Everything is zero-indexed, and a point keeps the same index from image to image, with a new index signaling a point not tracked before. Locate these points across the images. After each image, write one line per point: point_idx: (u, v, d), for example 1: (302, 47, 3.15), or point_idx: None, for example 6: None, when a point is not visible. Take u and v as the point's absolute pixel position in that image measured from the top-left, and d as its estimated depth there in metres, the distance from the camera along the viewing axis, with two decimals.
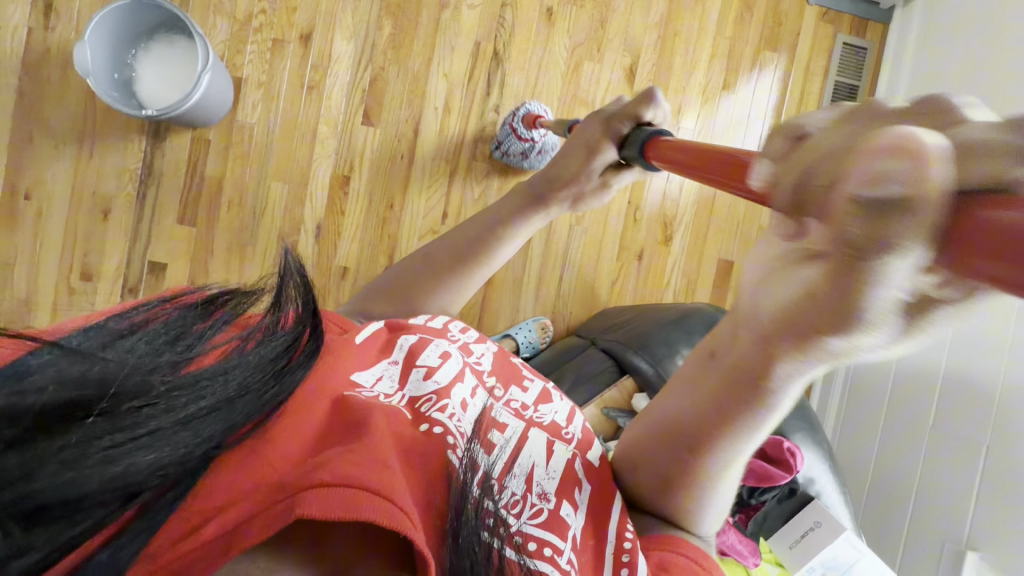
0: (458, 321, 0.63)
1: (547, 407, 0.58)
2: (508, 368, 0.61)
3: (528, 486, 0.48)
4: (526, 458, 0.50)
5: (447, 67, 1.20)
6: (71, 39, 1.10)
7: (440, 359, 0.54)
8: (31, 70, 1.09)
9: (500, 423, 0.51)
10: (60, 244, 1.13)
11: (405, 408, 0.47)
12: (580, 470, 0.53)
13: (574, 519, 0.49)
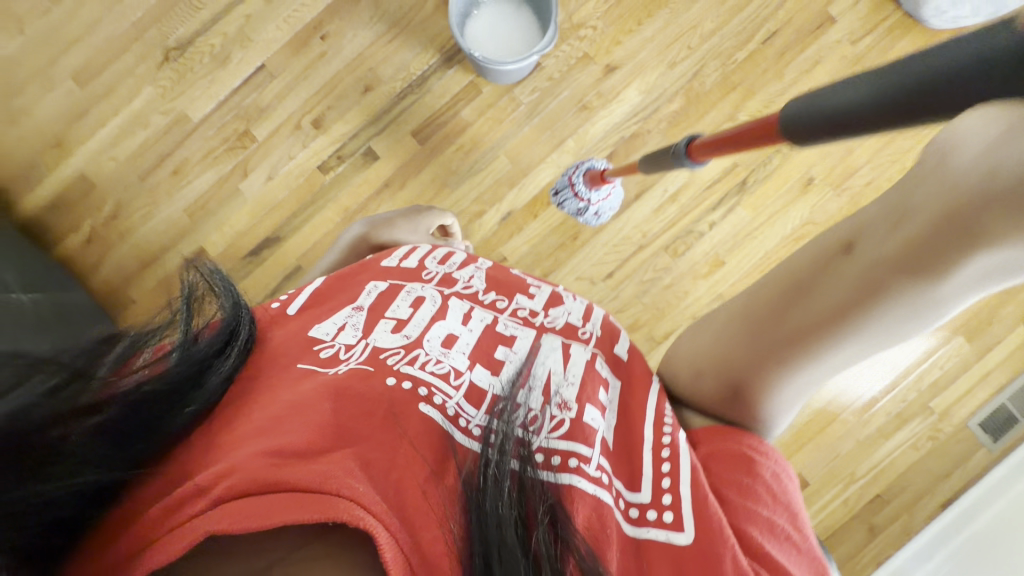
0: (439, 255, 0.82)
1: (559, 311, 0.71)
2: (507, 283, 0.76)
3: (546, 394, 0.60)
4: (543, 371, 0.61)
5: (699, 165, 1.25)
6: None
7: (410, 309, 0.69)
8: None
9: (505, 335, 0.67)
10: (318, 87, 1.23)
11: (365, 363, 0.60)
12: (605, 371, 0.64)
13: (598, 421, 0.59)
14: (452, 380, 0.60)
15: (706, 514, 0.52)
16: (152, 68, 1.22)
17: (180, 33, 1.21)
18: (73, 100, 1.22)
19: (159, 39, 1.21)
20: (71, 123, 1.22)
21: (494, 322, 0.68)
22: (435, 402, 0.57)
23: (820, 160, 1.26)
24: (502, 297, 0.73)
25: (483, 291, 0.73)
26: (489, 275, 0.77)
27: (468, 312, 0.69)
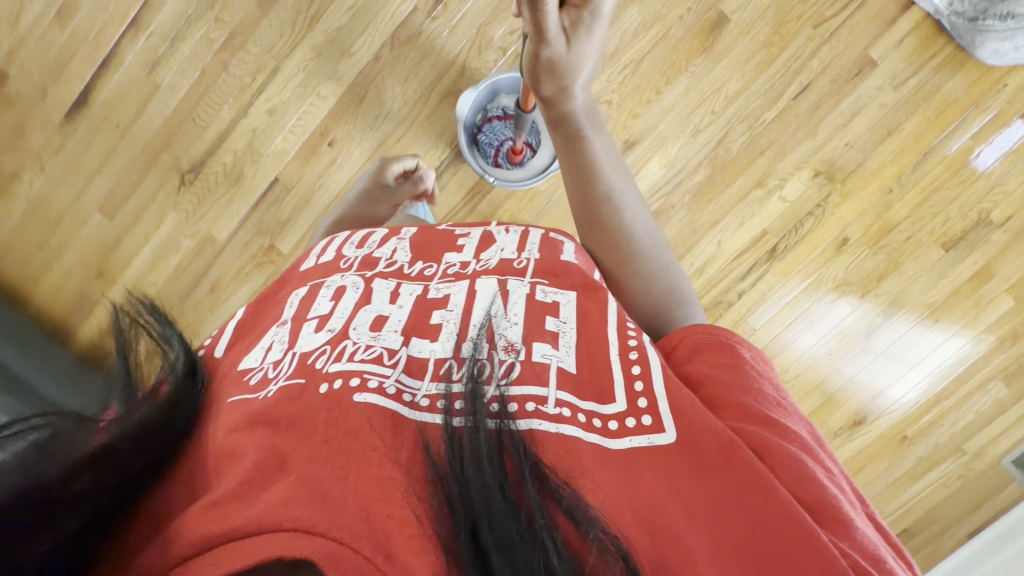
0: (357, 242, 0.73)
1: (492, 252, 0.66)
2: (436, 242, 0.70)
3: (496, 343, 0.52)
4: (483, 314, 0.56)
5: (726, 236, 1.22)
6: (443, 35, 1.14)
7: (330, 305, 0.60)
8: (397, 43, 1.14)
9: (438, 298, 0.60)
10: (334, 195, 1.22)
11: (296, 374, 0.51)
12: (543, 294, 0.59)
13: (554, 353, 0.53)
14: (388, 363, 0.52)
15: (683, 409, 0.47)
16: (171, 192, 1.23)
17: (192, 154, 1.21)
18: (104, 231, 1.25)
19: (173, 163, 1.21)
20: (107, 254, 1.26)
21: (426, 292, 0.61)
22: (371, 388, 0.49)
23: (857, 218, 1.20)
24: (430, 264, 0.66)
25: (409, 263, 0.67)
26: (414, 240, 0.71)
27: (394, 289, 0.62)
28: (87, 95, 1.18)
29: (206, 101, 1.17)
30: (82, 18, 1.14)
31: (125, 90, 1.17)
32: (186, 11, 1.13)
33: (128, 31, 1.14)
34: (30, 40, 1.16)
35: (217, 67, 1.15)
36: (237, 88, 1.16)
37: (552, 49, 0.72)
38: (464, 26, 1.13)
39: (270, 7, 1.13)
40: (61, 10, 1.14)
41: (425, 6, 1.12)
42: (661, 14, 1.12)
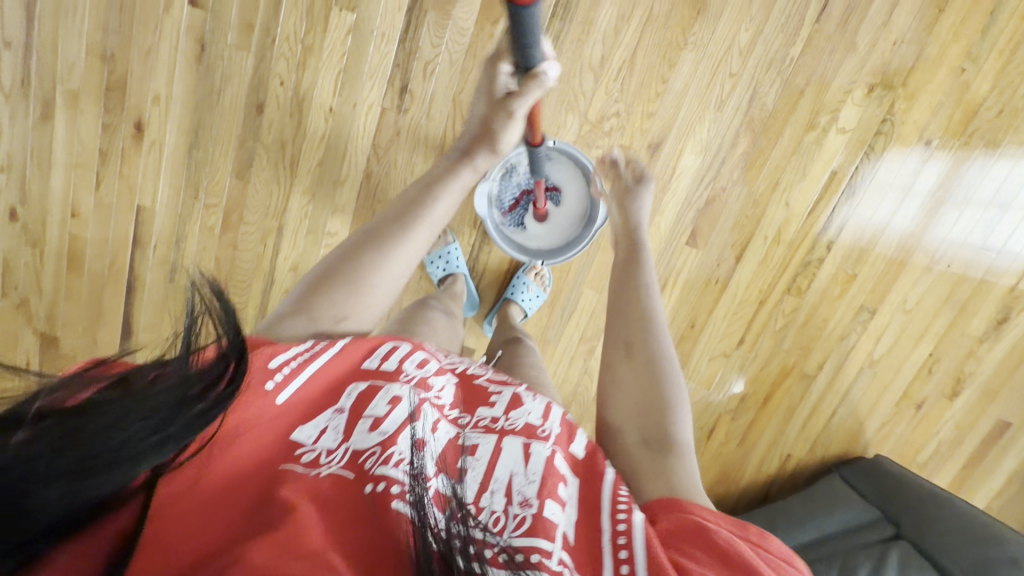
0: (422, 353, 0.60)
1: (519, 411, 0.54)
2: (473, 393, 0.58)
3: (506, 497, 0.45)
4: (502, 471, 0.47)
5: (793, 194, 1.10)
6: (423, 123, 1.05)
7: (389, 407, 0.50)
8: (381, 150, 1.07)
9: (464, 445, 0.50)
10: None
11: (346, 468, 0.44)
12: (562, 465, 0.49)
13: (561, 518, 0.44)
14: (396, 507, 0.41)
15: None
16: None
17: None
18: None
19: None
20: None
21: (454, 438, 0.51)
22: (396, 495, 0.42)
23: (933, 115, 1.04)
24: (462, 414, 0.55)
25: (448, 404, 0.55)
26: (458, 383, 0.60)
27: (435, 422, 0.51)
28: (129, 325, 1.18)
29: (232, 284, 1.15)
30: (92, 258, 1.14)
31: (158, 305, 1.17)
32: (176, 210, 1.10)
33: (135, 251, 1.13)
34: (58, 297, 1.17)
35: (227, 249, 1.13)
36: (254, 260, 1.13)
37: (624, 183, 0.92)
38: (440, 105, 1.04)
39: (248, 172, 1.08)
40: (71, 260, 1.14)
41: (393, 103, 1.04)
42: None
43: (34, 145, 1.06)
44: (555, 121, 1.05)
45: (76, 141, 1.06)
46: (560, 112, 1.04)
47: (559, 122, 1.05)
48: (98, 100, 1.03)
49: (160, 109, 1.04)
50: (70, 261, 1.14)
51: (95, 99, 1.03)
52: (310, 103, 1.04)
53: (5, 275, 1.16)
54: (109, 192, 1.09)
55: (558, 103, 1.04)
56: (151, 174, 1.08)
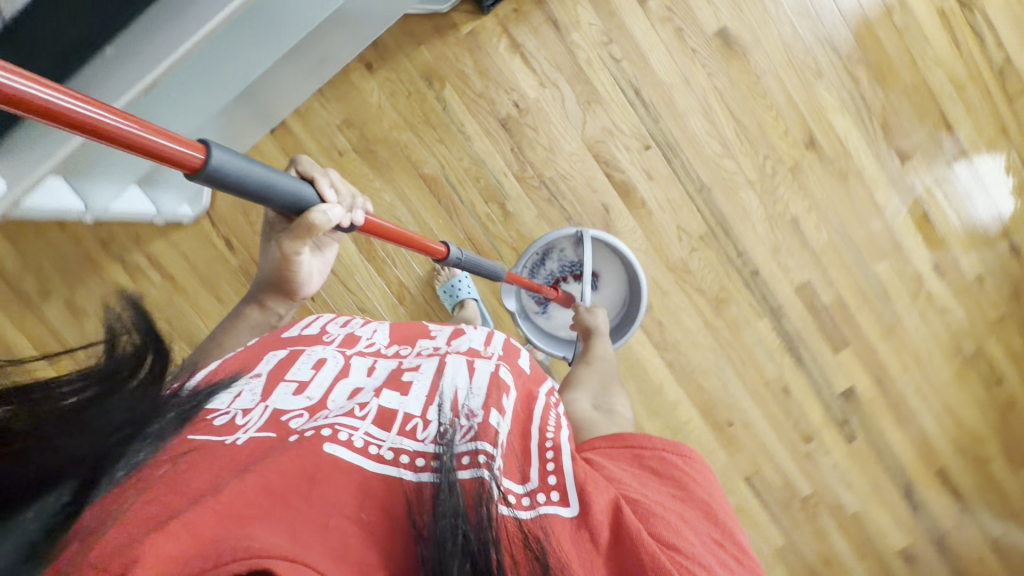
0: (343, 321, 0.70)
1: (462, 343, 0.61)
2: (411, 331, 0.67)
3: (454, 407, 0.45)
4: (447, 386, 0.48)
5: (933, 54, 1.20)
6: (667, 298, 1.21)
7: (312, 370, 0.53)
8: (662, 343, 1.22)
9: (409, 368, 0.53)
10: (777, 433, 1.26)
11: (265, 430, 0.42)
12: (507, 378, 0.51)
13: (504, 424, 0.45)
14: (395, 424, 0.44)
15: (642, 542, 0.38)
16: None
17: None
18: None
19: None
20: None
21: (397, 367, 0.55)
22: (343, 439, 0.40)
23: None
24: (405, 346, 0.63)
25: (384, 346, 0.64)
26: (396, 330, 0.68)
27: (371, 365, 0.56)
28: None
29: None
30: None
31: None
32: None
33: None
34: None
35: None
36: None
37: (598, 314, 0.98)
38: (663, 279, 1.20)
39: None
40: None
41: None
42: (702, 92, 1.16)
43: None
44: (736, 204, 1.19)
45: None
46: (734, 195, 1.19)
47: (739, 202, 1.19)
48: None
49: None
50: None
51: None
52: None
53: None
54: None
55: (727, 193, 1.19)
56: None
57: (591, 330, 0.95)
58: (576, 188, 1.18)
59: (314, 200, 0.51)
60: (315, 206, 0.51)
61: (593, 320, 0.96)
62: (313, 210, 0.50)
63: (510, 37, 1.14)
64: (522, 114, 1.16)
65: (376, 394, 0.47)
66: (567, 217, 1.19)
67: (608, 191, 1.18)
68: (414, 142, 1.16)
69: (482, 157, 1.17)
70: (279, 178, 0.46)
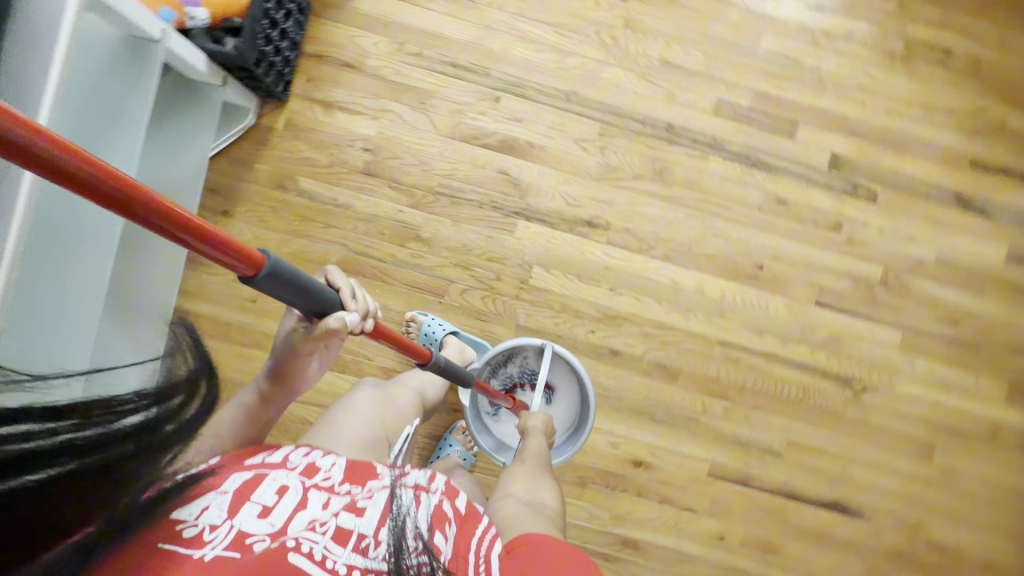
0: (301, 447, 0.62)
1: (411, 471, 0.64)
2: (361, 468, 0.61)
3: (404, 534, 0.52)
4: (399, 518, 0.54)
5: None
6: (616, 205, 1.15)
7: (276, 496, 0.51)
8: (643, 245, 1.15)
9: (355, 505, 0.53)
10: (804, 243, 1.16)
11: (229, 550, 0.45)
12: (449, 509, 0.61)
13: (445, 544, 0.56)
14: (351, 540, 0.50)
15: None
16: (888, 392, 1.17)
17: (832, 391, 1.16)
18: (958, 440, 1.17)
19: (848, 405, 1.16)
20: (982, 428, 1.18)
21: (353, 501, 0.54)
22: (306, 554, 0.47)
23: None
24: (362, 487, 0.58)
25: (338, 482, 0.57)
26: (351, 465, 0.61)
27: (331, 499, 0.54)
28: (836, 499, 1.16)
29: (781, 393, 1.16)
30: (760, 532, 1.15)
31: (803, 473, 1.16)
32: (709, 440, 1.15)
33: (751, 485, 1.15)
34: (811, 568, 1.16)
35: (745, 395, 1.16)
36: (754, 369, 1.16)
37: (540, 422, 0.99)
38: (599, 190, 1.15)
39: (671, 368, 1.15)
40: (764, 550, 1.15)
41: (601, 235, 1.15)
42: (508, 23, 1.15)
43: (656, 565, 1.15)
44: (607, 85, 1.15)
45: (655, 522, 1.15)
46: (600, 79, 1.15)
47: (609, 82, 1.15)
48: (615, 496, 1.15)
49: (620, 440, 1.15)
50: (771, 549, 1.15)
51: (613, 500, 1.15)
52: (607, 307, 1.15)
53: None
54: (701, 500, 1.15)
55: (593, 82, 1.15)
56: (677, 459, 1.15)
57: (535, 437, 0.96)
58: (468, 176, 1.14)
59: (336, 306, 0.61)
60: (337, 313, 0.61)
61: (539, 426, 0.98)
62: (336, 315, 0.61)
63: (322, 102, 1.14)
64: (377, 152, 1.14)
65: (334, 513, 0.52)
66: (480, 204, 1.15)
67: (497, 157, 1.15)
68: (307, 243, 1.13)
69: (373, 211, 1.13)
70: (310, 289, 0.56)
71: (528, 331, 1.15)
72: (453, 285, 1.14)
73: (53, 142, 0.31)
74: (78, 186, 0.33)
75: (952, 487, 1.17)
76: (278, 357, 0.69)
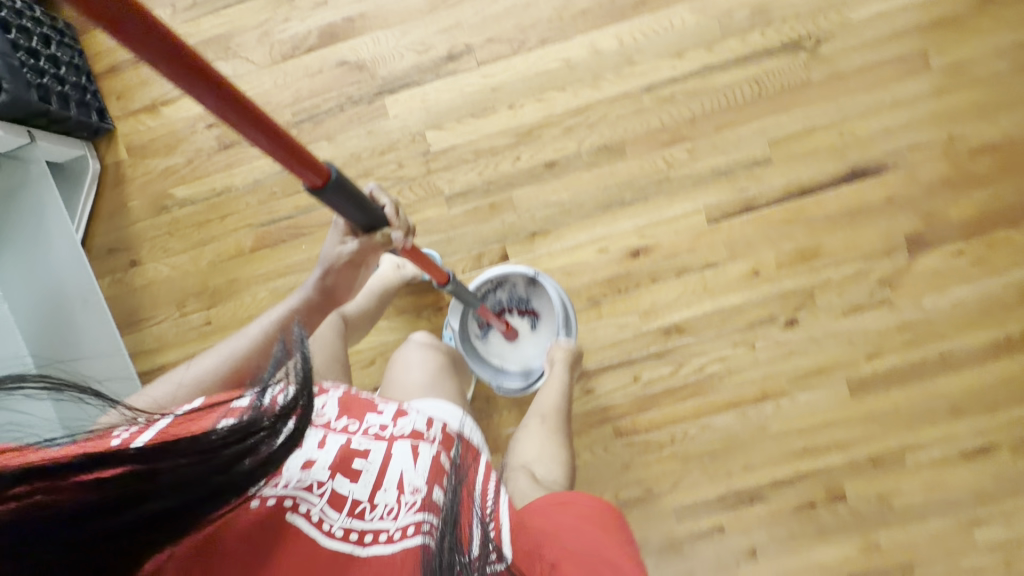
0: None
1: (411, 419, 0.64)
2: (356, 404, 0.64)
3: (399, 490, 0.53)
4: (393, 473, 0.55)
5: None
6: (466, 22, 1.03)
7: None
8: (516, 44, 1.03)
9: (359, 451, 0.56)
10: None
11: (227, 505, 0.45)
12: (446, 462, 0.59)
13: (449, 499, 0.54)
14: (350, 504, 0.51)
15: None
16: (847, 29, 1.01)
17: (787, 66, 1.02)
18: (950, 31, 1.01)
19: (812, 69, 1.02)
20: (969, 2, 1.00)
21: (348, 443, 0.57)
22: (305, 514, 0.48)
23: None
24: (354, 421, 0.61)
25: (334, 418, 0.60)
26: (342, 400, 0.64)
27: (328, 440, 0.56)
28: (851, 170, 1.03)
29: (737, 100, 1.03)
30: (791, 247, 1.05)
31: (803, 165, 1.03)
32: (691, 191, 1.05)
33: (757, 207, 1.04)
34: (865, 249, 1.04)
35: (701, 126, 1.03)
36: (694, 95, 1.03)
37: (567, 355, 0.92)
38: (441, 19, 1.03)
39: (613, 145, 1.04)
40: (806, 262, 1.05)
41: (468, 61, 1.04)
42: None
43: (708, 336, 1.07)
44: None
45: (685, 297, 1.07)
46: None
47: None
48: (632, 297, 1.07)
49: (605, 243, 1.06)
50: (814, 254, 1.05)
51: (632, 302, 1.07)
52: (516, 128, 1.04)
53: (861, 317, 1.06)
54: (716, 250, 1.05)
55: None
56: (671, 227, 1.05)
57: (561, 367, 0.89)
58: (312, 88, 1.05)
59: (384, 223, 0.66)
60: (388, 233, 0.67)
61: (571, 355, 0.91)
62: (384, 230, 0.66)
63: (143, 109, 1.07)
64: (220, 122, 1.06)
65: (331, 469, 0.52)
66: (340, 108, 1.05)
67: (327, 52, 1.04)
68: (215, 245, 1.08)
69: (251, 179, 1.07)
70: (371, 208, 0.62)
71: (459, 198, 1.06)
72: None
73: (161, 26, 0.36)
74: (195, 76, 0.40)
75: (970, 81, 1.01)
76: (326, 259, 0.69)
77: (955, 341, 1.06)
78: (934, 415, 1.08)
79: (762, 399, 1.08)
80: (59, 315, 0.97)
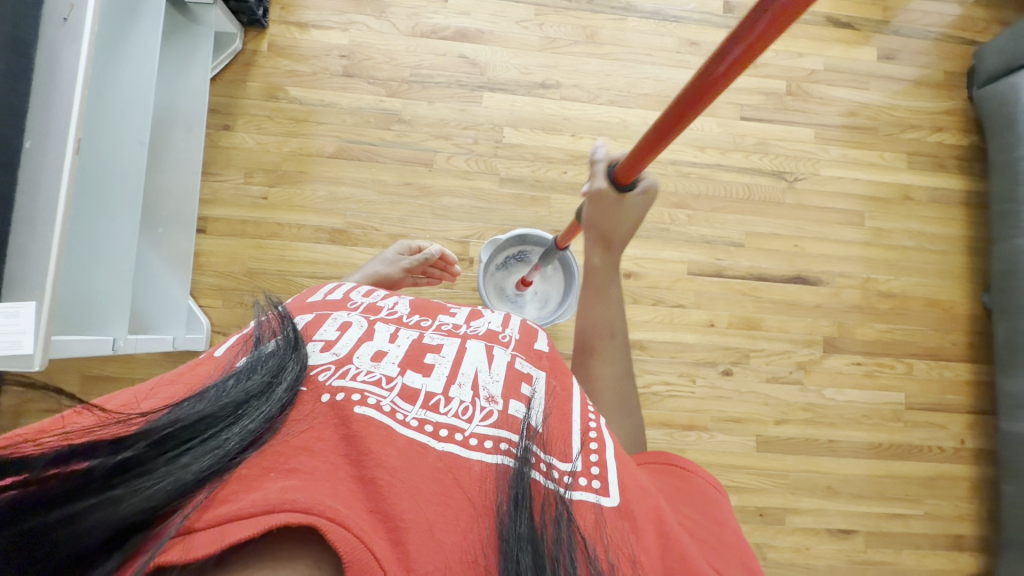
0: (360, 288, 0.72)
1: (479, 323, 0.68)
2: (427, 307, 0.70)
3: (474, 392, 0.55)
4: (469, 368, 0.57)
5: None
6: (561, 68, 1.37)
7: (335, 332, 0.58)
8: (592, 96, 1.36)
9: (431, 346, 0.60)
10: None
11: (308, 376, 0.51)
12: (521, 365, 0.60)
13: (523, 408, 0.54)
14: (417, 400, 0.52)
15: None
16: (816, 178, 1.40)
17: (771, 187, 1.38)
18: (881, 208, 1.41)
19: (787, 196, 1.38)
20: (897, 193, 1.42)
21: (420, 339, 0.61)
22: (370, 404, 0.49)
23: None
24: (426, 318, 0.67)
25: (406, 315, 0.66)
26: (413, 303, 0.71)
27: (397, 332, 0.61)
28: (795, 274, 1.36)
29: (731, 196, 1.37)
30: (741, 314, 1.33)
31: (764, 258, 1.35)
32: (681, 246, 1.34)
33: (724, 276, 1.34)
34: (791, 335, 1.33)
35: (701, 202, 1.36)
36: (704, 180, 1.36)
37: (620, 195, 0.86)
38: (546, 58, 1.37)
39: None
40: (748, 328, 1.33)
41: (554, 93, 1.35)
42: None
43: (661, 359, 1.30)
44: None
45: (654, 321, 1.31)
46: None
47: None
48: None
49: None
50: (755, 325, 1.33)
51: None
52: (571, 151, 1.34)
53: (777, 387, 1.32)
54: (687, 295, 1.32)
55: None
56: (659, 266, 1.33)
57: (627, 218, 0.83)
58: (433, 63, 1.34)
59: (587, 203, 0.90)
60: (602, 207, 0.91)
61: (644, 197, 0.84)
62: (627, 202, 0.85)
63: (297, 23, 1.31)
64: (352, 56, 1.31)
65: (398, 346, 0.58)
66: (448, 84, 1.33)
67: (455, 45, 1.35)
68: (303, 141, 1.28)
69: (356, 106, 1.30)
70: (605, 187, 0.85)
71: (510, 182, 1.31)
72: (439, 154, 1.31)
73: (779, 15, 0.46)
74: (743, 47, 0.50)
75: (886, 245, 1.40)
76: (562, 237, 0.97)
77: (841, 431, 1.32)
78: (813, 488, 1.30)
79: (688, 427, 1.28)
80: (163, 126, 1.15)
